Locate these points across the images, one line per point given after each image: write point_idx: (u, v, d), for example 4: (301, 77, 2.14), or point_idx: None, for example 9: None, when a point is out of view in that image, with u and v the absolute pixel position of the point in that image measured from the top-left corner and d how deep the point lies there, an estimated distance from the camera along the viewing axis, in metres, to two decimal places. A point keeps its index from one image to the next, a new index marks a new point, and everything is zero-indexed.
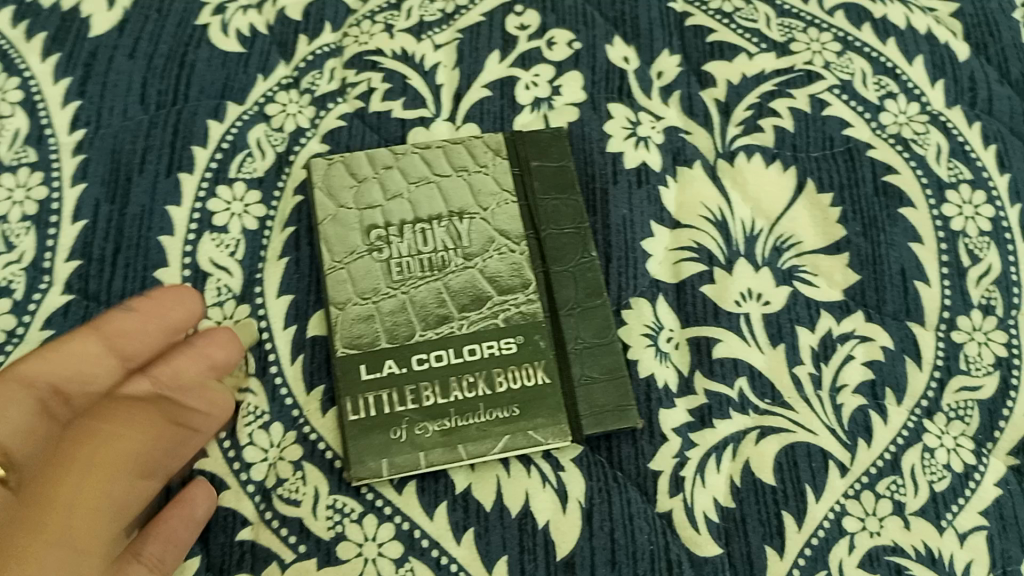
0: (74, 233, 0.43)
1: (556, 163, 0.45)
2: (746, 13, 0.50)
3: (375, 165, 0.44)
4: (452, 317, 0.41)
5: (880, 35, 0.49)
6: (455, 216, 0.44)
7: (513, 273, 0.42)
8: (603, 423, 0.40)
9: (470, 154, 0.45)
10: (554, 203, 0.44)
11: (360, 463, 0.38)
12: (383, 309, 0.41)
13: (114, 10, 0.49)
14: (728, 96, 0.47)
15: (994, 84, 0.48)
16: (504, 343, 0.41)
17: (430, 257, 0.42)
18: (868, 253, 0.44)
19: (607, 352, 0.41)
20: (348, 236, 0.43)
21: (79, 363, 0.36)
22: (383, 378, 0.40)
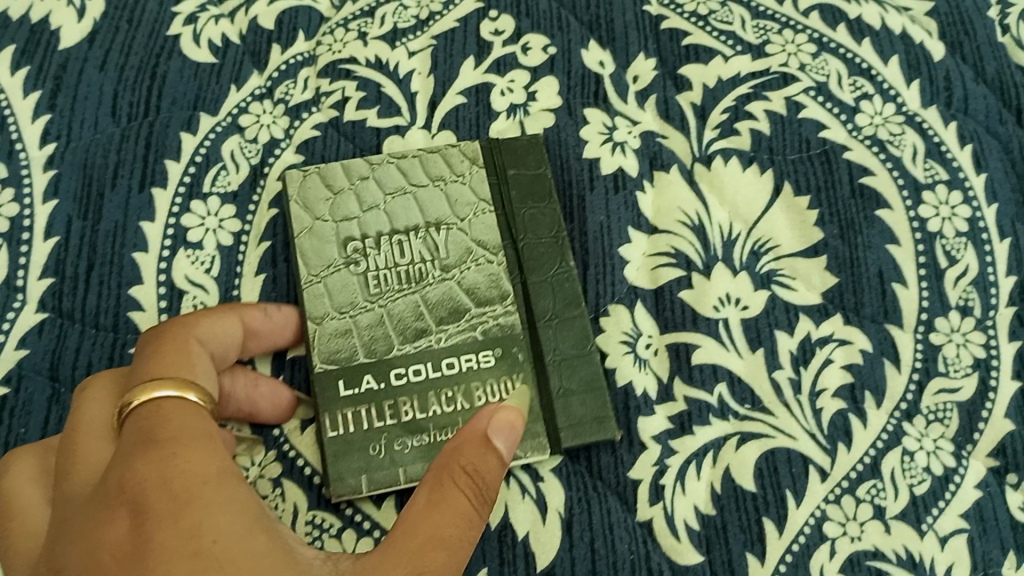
0: (47, 249, 0.42)
1: (532, 171, 0.45)
2: (721, 15, 0.50)
3: (351, 176, 0.44)
4: (430, 330, 0.41)
5: (855, 36, 0.49)
6: (432, 227, 0.43)
7: (491, 284, 0.42)
8: (583, 434, 0.39)
9: (446, 164, 0.45)
10: (532, 213, 0.44)
11: (340, 479, 0.38)
12: (361, 323, 0.41)
13: (84, 21, 0.48)
14: (705, 99, 0.47)
15: (970, 83, 0.48)
16: (482, 356, 0.41)
17: (407, 269, 0.42)
18: (845, 256, 0.44)
19: (585, 364, 0.41)
20: (324, 248, 0.42)
21: (230, 335, 0.37)
22: (362, 394, 0.40)
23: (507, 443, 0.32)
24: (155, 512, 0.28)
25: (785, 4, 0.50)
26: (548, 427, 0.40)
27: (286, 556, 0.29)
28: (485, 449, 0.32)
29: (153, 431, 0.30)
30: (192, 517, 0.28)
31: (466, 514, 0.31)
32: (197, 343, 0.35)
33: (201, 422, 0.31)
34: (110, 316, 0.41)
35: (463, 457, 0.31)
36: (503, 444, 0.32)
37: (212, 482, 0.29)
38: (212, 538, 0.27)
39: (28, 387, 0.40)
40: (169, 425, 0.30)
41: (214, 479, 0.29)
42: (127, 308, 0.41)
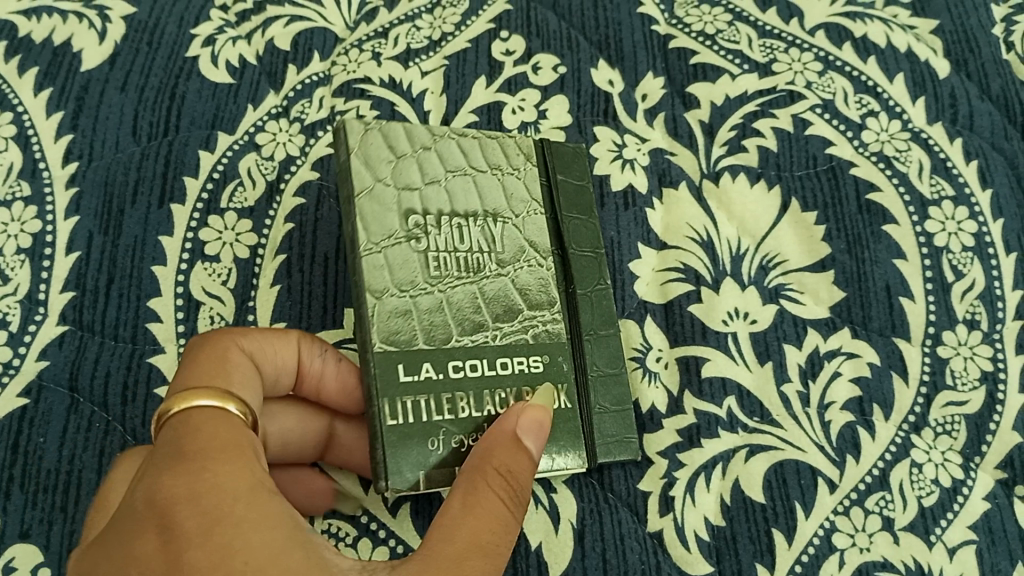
0: (69, 264, 0.43)
1: (577, 181, 0.44)
2: (728, 35, 0.50)
3: (414, 143, 0.41)
4: (486, 326, 0.38)
5: (861, 54, 0.50)
6: (489, 217, 0.41)
7: (542, 288, 0.40)
8: (618, 449, 0.40)
9: (503, 154, 0.43)
10: (577, 223, 0.43)
11: (397, 474, 0.35)
12: (420, 306, 0.38)
13: (105, 43, 0.49)
14: (712, 117, 0.48)
15: (974, 100, 0.48)
16: (532, 361, 0.39)
17: (466, 256, 0.39)
18: (853, 270, 0.44)
19: (619, 383, 0.41)
20: (386, 217, 0.39)
21: (282, 361, 0.37)
22: (419, 383, 0.37)
23: (538, 448, 0.34)
24: (188, 529, 0.28)
25: (791, 24, 0.51)
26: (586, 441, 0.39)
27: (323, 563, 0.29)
28: (517, 451, 0.33)
29: (188, 447, 0.31)
30: (225, 534, 0.28)
31: (503, 513, 0.31)
32: (243, 355, 0.36)
33: (234, 436, 0.32)
34: (129, 329, 0.42)
35: (496, 459, 0.33)
36: (534, 447, 0.34)
37: (241, 497, 0.29)
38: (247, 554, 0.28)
39: (48, 398, 0.40)
40: (202, 436, 0.31)
41: (247, 497, 0.29)
42: (145, 320, 0.42)
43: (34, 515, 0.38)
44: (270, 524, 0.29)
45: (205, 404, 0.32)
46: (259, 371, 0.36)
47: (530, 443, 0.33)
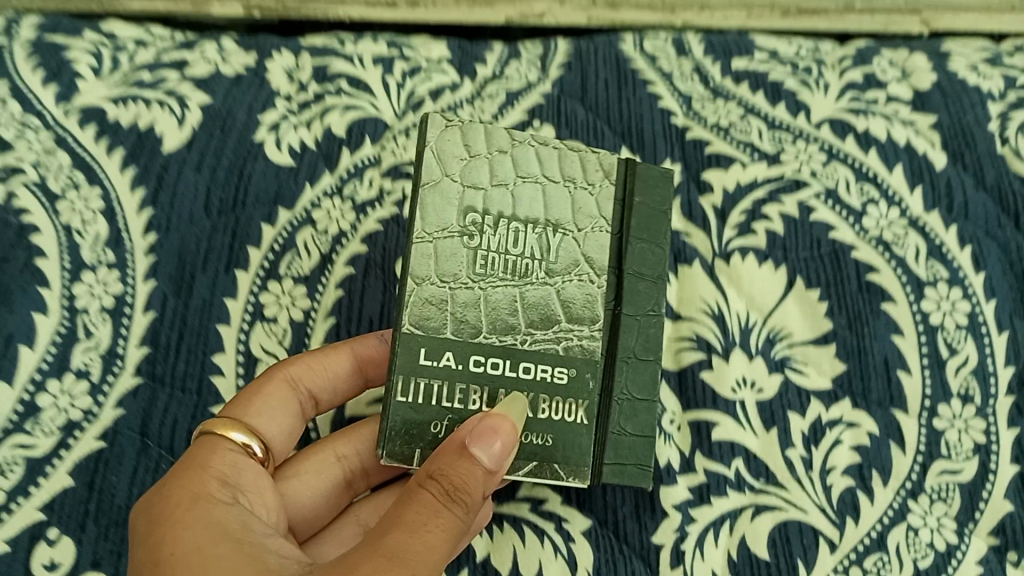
0: (145, 322, 0.49)
1: (656, 206, 0.45)
2: (741, 127, 0.56)
3: (492, 145, 0.43)
4: (519, 329, 0.42)
5: (863, 146, 0.54)
6: (549, 227, 0.43)
7: (587, 304, 0.43)
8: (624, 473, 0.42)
9: (582, 167, 0.45)
10: (642, 248, 0.45)
11: (394, 445, 0.39)
12: (458, 299, 0.41)
13: (184, 128, 0.55)
14: (724, 202, 0.53)
15: (969, 190, 0.53)
16: (558, 372, 0.42)
17: (516, 260, 0.42)
18: (853, 344, 0.48)
19: (646, 411, 0.43)
20: (445, 211, 0.42)
21: (332, 375, 0.46)
22: (438, 370, 0.40)
23: (489, 454, 0.37)
24: (139, 531, 0.38)
25: (798, 118, 0.56)
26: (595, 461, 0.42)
27: (248, 560, 0.35)
28: (462, 456, 0.37)
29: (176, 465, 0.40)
30: (160, 534, 0.37)
31: (435, 511, 0.35)
32: (288, 386, 0.45)
33: (208, 457, 0.40)
34: (195, 381, 0.48)
35: (441, 464, 0.37)
36: (483, 455, 0.37)
37: (184, 505, 0.37)
38: (169, 550, 0.36)
39: (121, 442, 0.46)
40: (189, 459, 0.40)
41: (187, 504, 0.37)
42: (209, 373, 0.48)
43: (105, 546, 0.44)
44: (201, 530, 0.36)
45: (237, 438, 0.42)
46: (307, 393, 0.45)
47: (479, 451, 0.37)
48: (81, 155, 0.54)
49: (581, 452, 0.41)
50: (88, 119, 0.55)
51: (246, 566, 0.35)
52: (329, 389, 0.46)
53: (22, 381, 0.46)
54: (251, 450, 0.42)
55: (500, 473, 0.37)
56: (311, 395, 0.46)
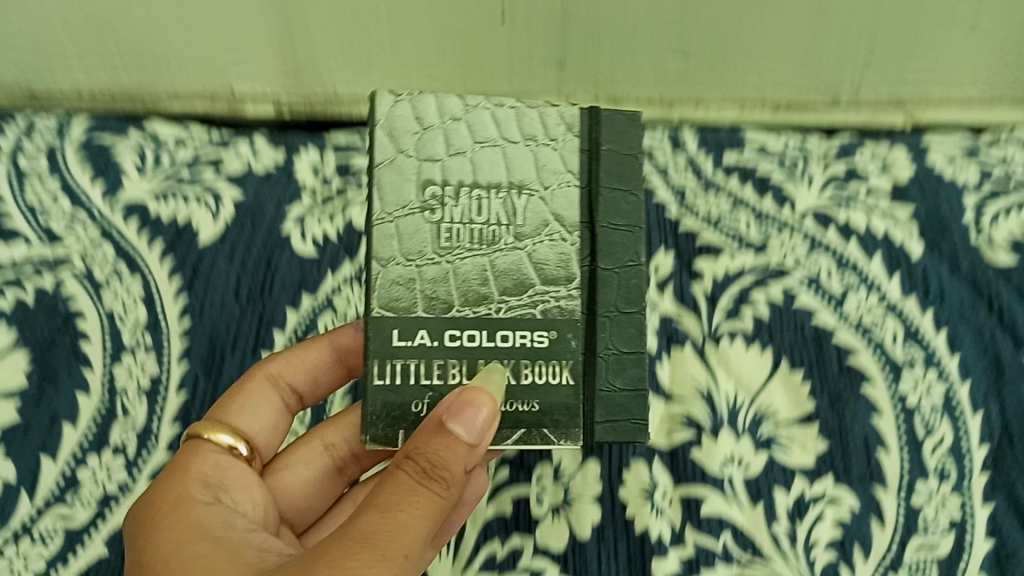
0: (177, 401, 0.54)
1: (622, 153, 0.45)
2: (730, 219, 0.60)
3: (444, 116, 0.44)
4: (491, 297, 0.42)
5: (843, 236, 0.58)
6: (514, 190, 0.43)
7: (560, 264, 0.43)
8: (619, 430, 0.43)
9: (541, 125, 0.44)
10: (614, 197, 0.45)
11: (377, 429, 0.41)
12: (426, 275, 0.42)
13: (218, 221, 0.61)
14: (714, 288, 0.56)
15: (945, 277, 0.56)
16: (538, 336, 0.42)
17: (481, 228, 0.43)
18: (835, 424, 0.51)
19: (635, 364, 0.44)
20: (404, 188, 0.43)
21: (310, 365, 0.51)
22: (412, 348, 0.41)
23: (470, 429, 0.38)
24: (129, 533, 0.42)
25: (783, 209, 0.60)
26: (586, 421, 0.43)
27: (223, 550, 0.40)
28: (441, 432, 0.38)
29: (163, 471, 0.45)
30: (145, 535, 0.41)
31: (411, 490, 0.38)
32: (269, 380, 0.50)
33: (191, 463, 0.45)
34: None
35: (421, 441, 0.38)
36: (463, 430, 0.38)
37: (166, 508, 0.42)
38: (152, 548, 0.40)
39: None
40: (175, 465, 0.45)
41: (167, 508, 0.42)
42: None
43: None
44: (181, 528, 0.41)
45: (221, 437, 0.47)
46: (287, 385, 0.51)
47: (457, 426, 0.38)
48: (124, 248, 0.59)
49: (568, 414, 0.42)
50: (131, 213, 0.61)
51: (220, 556, 0.39)
52: (311, 379, 0.52)
53: (65, 456, 0.53)
54: (236, 448, 0.48)
55: (484, 444, 0.39)
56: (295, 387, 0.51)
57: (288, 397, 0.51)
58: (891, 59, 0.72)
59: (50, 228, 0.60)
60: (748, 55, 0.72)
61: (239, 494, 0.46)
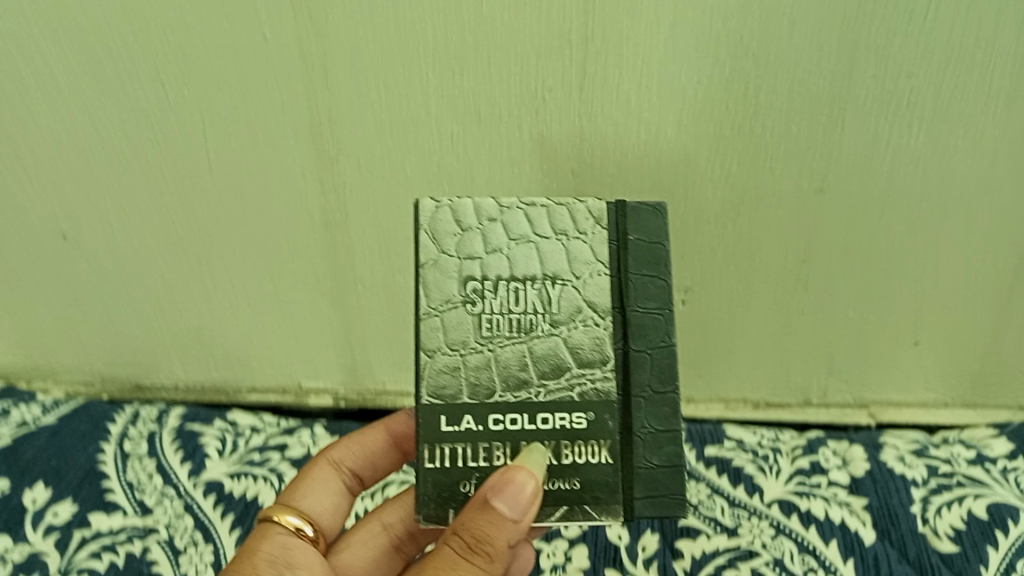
0: None
1: (648, 242, 0.56)
2: (707, 504, 0.74)
3: (482, 216, 0.55)
4: (531, 382, 0.54)
5: (804, 522, 0.72)
6: (548, 280, 0.55)
7: (592, 348, 0.54)
8: (657, 503, 0.52)
9: (571, 221, 0.56)
10: (642, 280, 0.55)
11: (429, 509, 0.52)
12: (470, 362, 0.54)
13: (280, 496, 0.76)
14: (692, 565, 0.70)
15: (894, 562, 0.68)
16: (576, 417, 0.53)
17: (520, 318, 0.54)
18: None
19: (670, 441, 0.53)
20: (447, 283, 0.54)
21: (366, 451, 0.68)
22: (460, 432, 0.53)
23: (512, 507, 0.48)
24: None
25: (754, 497, 0.74)
26: (627, 497, 0.52)
27: None
28: (487, 510, 0.48)
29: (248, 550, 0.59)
30: None
31: (454, 562, 0.48)
32: (332, 467, 0.67)
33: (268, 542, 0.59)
34: None
35: (471, 518, 0.48)
36: (506, 508, 0.48)
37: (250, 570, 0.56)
38: None
39: None
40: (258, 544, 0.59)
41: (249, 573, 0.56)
42: None
43: None
44: None
45: (294, 518, 0.62)
46: (348, 470, 0.68)
47: (501, 504, 0.48)
48: (201, 518, 0.74)
49: (607, 490, 0.52)
50: (210, 489, 0.76)
51: None
52: (368, 465, 0.68)
53: None
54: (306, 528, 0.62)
55: (524, 521, 0.49)
56: (354, 471, 0.68)
57: (349, 480, 0.68)
58: (841, 378, 0.88)
59: (144, 501, 0.75)
60: (725, 367, 0.89)
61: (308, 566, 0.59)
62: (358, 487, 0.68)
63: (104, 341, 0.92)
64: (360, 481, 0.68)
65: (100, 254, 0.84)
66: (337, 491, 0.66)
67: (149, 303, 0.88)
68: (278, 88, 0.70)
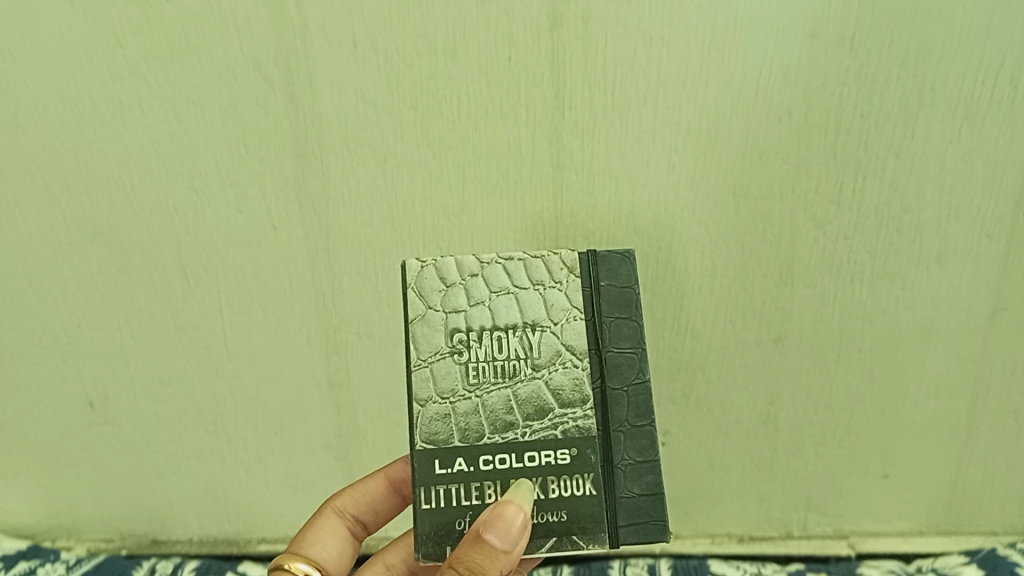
0: None
1: (621, 285, 0.58)
2: None
3: (463, 271, 0.58)
4: (517, 424, 0.56)
5: None
6: (529, 327, 0.57)
7: (572, 390, 0.57)
8: (641, 530, 0.54)
9: (546, 272, 0.58)
10: (617, 323, 0.58)
11: (427, 548, 0.54)
12: (459, 409, 0.56)
13: None
14: None
15: None
16: (561, 454, 0.56)
17: (504, 364, 0.57)
18: None
19: (649, 470, 0.55)
20: (434, 336, 0.57)
21: (368, 496, 0.72)
22: (452, 474, 0.55)
23: (502, 536, 0.51)
24: None
25: None
26: (612, 527, 0.54)
27: None
28: (479, 542, 0.51)
29: None
30: None
31: None
32: (335, 514, 0.71)
33: None
34: None
35: (464, 552, 0.51)
36: (497, 538, 0.51)
37: None
38: None
39: None
40: None
41: None
42: None
43: None
44: None
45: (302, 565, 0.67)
46: (351, 517, 0.71)
47: (493, 535, 0.51)
48: None
49: (592, 521, 0.54)
50: None
51: None
52: (370, 511, 0.72)
53: None
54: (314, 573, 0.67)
55: (514, 552, 0.52)
56: (356, 517, 0.71)
57: (353, 527, 0.71)
58: (823, 509, 0.93)
59: None
60: (709, 501, 0.94)
61: None
62: (362, 533, 0.72)
63: (124, 501, 0.98)
64: (364, 527, 0.72)
65: (122, 421, 0.91)
66: (342, 535, 0.70)
67: (166, 465, 0.94)
68: (288, 268, 0.80)
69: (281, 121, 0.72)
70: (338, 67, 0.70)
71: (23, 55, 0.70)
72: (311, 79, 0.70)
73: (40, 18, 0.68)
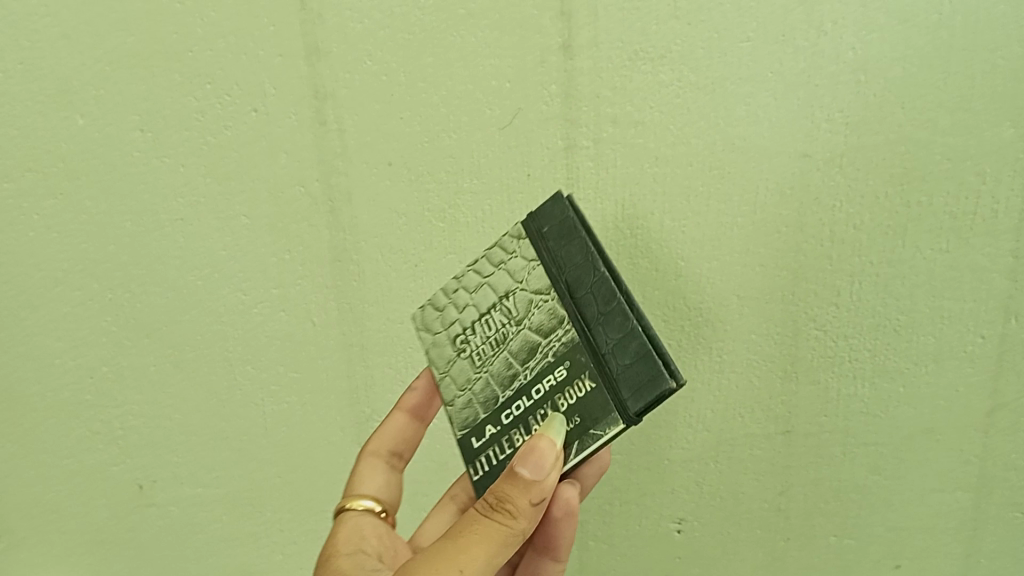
0: None
1: (557, 220, 0.62)
2: None
3: (448, 290, 0.67)
4: (519, 371, 0.60)
5: None
6: (503, 297, 0.63)
7: (550, 318, 0.59)
8: (644, 392, 0.52)
9: (502, 249, 0.64)
10: (565, 250, 0.60)
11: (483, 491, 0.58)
12: (476, 388, 0.62)
13: None
14: None
15: None
16: (558, 372, 0.57)
17: (498, 335, 0.62)
18: None
19: (632, 340, 0.54)
20: (444, 351, 0.65)
21: (397, 429, 0.75)
22: (488, 440, 0.60)
23: (533, 470, 0.53)
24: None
25: None
26: (619, 403, 0.53)
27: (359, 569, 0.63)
28: (512, 475, 0.54)
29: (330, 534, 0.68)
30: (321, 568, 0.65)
31: (479, 520, 0.54)
32: (371, 454, 0.74)
33: (347, 526, 0.68)
34: None
35: (499, 482, 0.55)
36: (529, 472, 0.53)
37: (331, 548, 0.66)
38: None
39: None
40: (339, 528, 0.68)
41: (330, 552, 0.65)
42: None
43: None
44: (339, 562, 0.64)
45: (363, 500, 0.71)
46: (391, 452, 0.75)
47: (524, 469, 0.53)
48: None
49: (599, 410, 0.54)
50: None
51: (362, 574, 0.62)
52: (404, 440, 0.75)
53: None
54: (373, 506, 0.71)
55: (548, 482, 0.53)
56: (394, 451, 0.75)
57: (392, 459, 0.75)
58: None
59: None
60: None
61: (372, 537, 0.67)
62: (402, 462, 0.75)
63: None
64: (401, 457, 0.75)
65: (169, 500, 0.94)
66: (389, 470, 0.74)
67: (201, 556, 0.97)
68: (323, 361, 0.86)
69: (322, 232, 0.80)
70: (373, 186, 0.78)
71: (104, 170, 0.80)
72: (349, 195, 0.79)
73: (124, 139, 0.78)
